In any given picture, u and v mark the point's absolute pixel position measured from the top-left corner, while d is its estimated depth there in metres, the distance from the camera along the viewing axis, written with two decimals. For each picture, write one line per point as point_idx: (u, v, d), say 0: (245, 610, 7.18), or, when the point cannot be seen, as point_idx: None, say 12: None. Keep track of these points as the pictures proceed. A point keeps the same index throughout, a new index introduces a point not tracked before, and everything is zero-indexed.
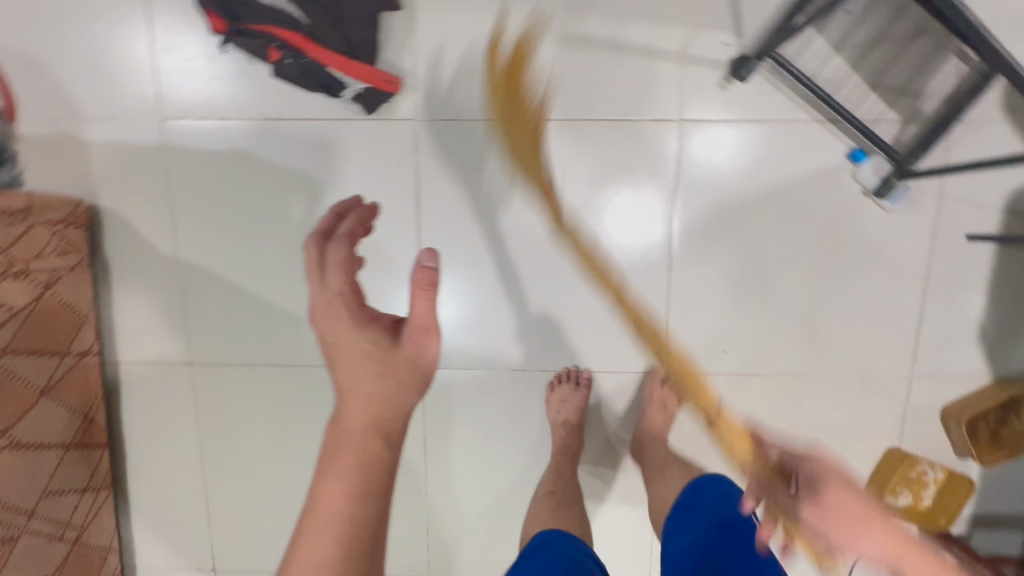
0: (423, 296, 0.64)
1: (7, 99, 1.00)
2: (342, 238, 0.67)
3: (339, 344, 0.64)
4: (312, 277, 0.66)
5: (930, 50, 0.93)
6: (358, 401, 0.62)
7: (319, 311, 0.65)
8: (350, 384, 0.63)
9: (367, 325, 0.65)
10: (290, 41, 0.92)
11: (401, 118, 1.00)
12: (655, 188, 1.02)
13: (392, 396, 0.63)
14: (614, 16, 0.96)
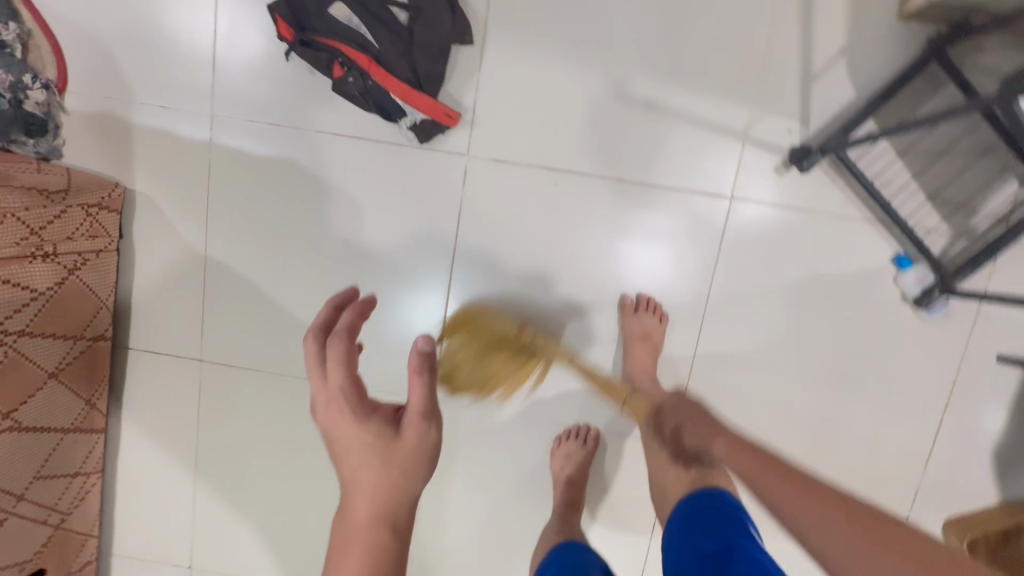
0: (421, 383, 0.59)
1: (61, 72, 0.99)
2: (342, 332, 0.60)
3: (341, 443, 0.59)
4: (311, 375, 0.59)
5: (994, 171, 0.93)
6: (361, 494, 0.57)
7: (319, 410, 0.59)
8: (353, 477, 0.58)
9: (368, 416, 0.59)
10: (356, 61, 0.91)
11: (453, 152, 0.99)
12: (671, 246, 1.00)
13: (396, 483, 0.58)
14: (682, 85, 0.95)
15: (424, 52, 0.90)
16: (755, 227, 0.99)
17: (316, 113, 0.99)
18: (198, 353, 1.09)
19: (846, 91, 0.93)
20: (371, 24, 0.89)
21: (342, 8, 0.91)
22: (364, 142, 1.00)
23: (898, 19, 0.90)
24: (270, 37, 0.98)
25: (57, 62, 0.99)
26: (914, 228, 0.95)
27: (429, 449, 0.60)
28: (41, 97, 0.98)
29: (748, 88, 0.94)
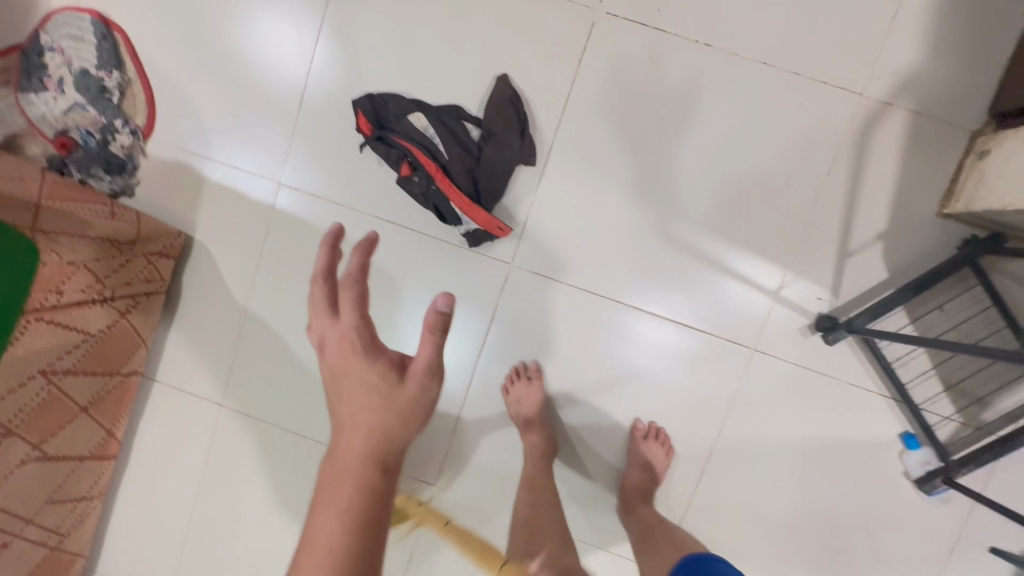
0: (432, 341, 0.56)
1: (149, 120, 1.06)
2: (351, 272, 0.56)
3: (346, 381, 0.55)
4: (318, 315, 0.56)
5: (1011, 373, 0.95)
6: (357, 434, 0.53)
7: (326, 343, 0.54)
8: (351, 419, 0.54)
9: (375, 357, 0.55)
10: (424, 166, 0.97)
11: (497, 258, 1.04)
12: (665, 332, 1.03)
13: (390, 431, 0.54)
14: (725, 237, 1.00)
15: (489, 171, 0.97)
16: (773, 382, 1.02)
17: (378, 199, 1.05)
18: (221, 398, 1.13)
19: (879, 272, 0.97)
20: (445, 136, 0.98)
21: (420, 116, 0.99)
22: (417, 235, 1.05)
23: (937, 216, 0.95)
24: (348, 123, 1.04)
25: (148, 111, 1.05)
26: (926, 412, 0.98)
27: (428, 401, 0.56)
28: (127, 140, 1.06)
29: (787, 252, 0.99)
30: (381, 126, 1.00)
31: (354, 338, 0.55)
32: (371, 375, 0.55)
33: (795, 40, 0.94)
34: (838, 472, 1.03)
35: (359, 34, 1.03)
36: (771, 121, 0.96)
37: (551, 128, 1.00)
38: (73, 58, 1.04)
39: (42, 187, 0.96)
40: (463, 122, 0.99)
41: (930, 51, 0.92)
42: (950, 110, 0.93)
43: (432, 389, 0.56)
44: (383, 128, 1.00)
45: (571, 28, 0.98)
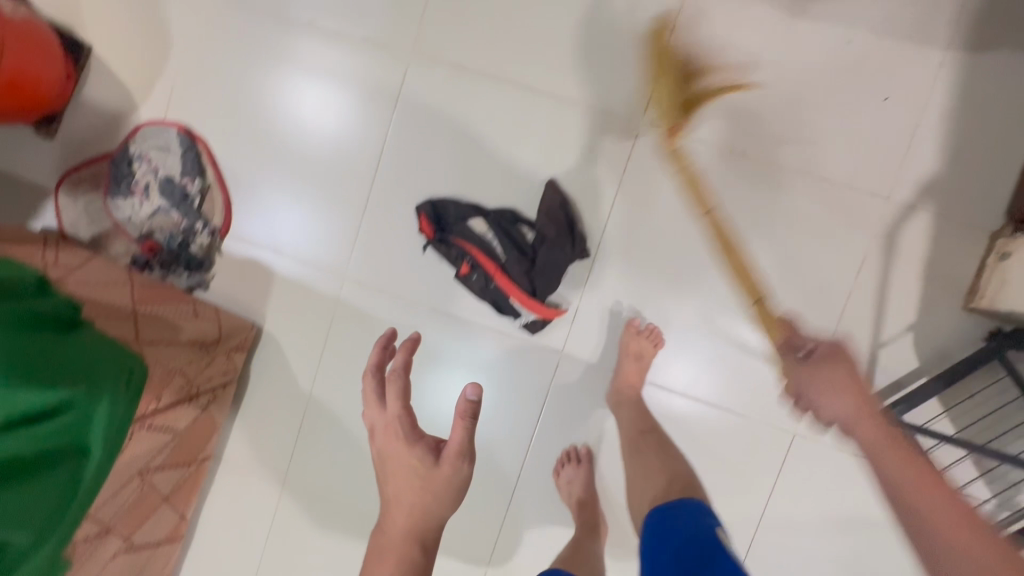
0: (462, 427, 0.72)
1: (225, 221, 1.15)
2: (396, 375, 0.73)
3: (393, 463, 0.73)
4: (371, 405, 0.74)
5: None
6: (400, 512, 0.72)
7: (376, 431, 0.74)
8: (396, 498, 0.72)
9: (415, 444, 0.73)
10: (482, 267, 1.05)
11: (548, 347, 1.12)
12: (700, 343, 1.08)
13: (428, 507, 0.72)
14: (763, 329, 1.06)
15: (544, 271, 1.04)
16: (814, 465, 1.07)
17: (436, 292, 1.13)
18: (283, 479, 1.19)
19: (910, 361, 1.03)
20: (503, 239, 1.06)
21: (481, 222, 1.08)
22: (472, 325, 1.13)
23: (963, 310, 1.01)
24: (408, 223, 1.13)
25: (226, 213, 1.15)
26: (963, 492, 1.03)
27: (460, 481, 0.73)
28: (205, 240, 1.15)
29: (822, 342, 1.05)
30: (443, 228, 1.09)
31: (398, 427, 0.73)
32: (413, 458, 0.73)
33: (824, 147, 1.03)
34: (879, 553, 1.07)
35: (419, 143, 1.12)
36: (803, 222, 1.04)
37: (598, 227, 1.08)
38: (158, 166, 1.14)
39: (133, 290, 1.04)
40: (520, 225, 1.08)
41: (951, 158, 1.00)
42: (972, 212, 1.00)
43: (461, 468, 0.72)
44: (445, 230, 1.09)
45: (616, 137, 1.07)
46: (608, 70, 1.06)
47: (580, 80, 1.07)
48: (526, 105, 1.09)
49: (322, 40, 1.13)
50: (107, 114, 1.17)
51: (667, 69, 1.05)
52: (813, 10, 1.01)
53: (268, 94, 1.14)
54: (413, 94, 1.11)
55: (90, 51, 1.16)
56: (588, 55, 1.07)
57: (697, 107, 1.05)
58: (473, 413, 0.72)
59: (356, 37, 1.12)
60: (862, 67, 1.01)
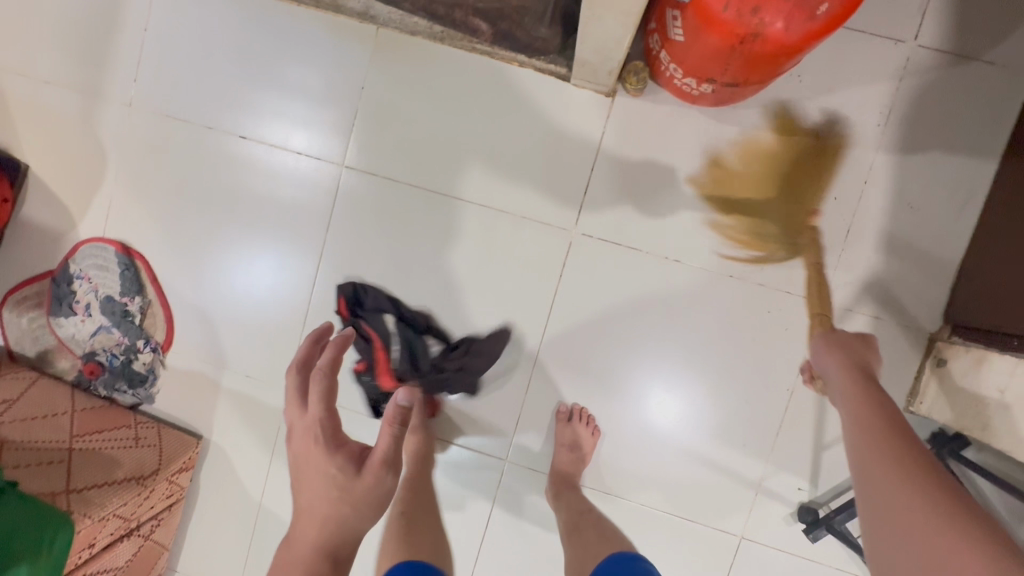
0: (389, 433, 0.82)
1: (168, 336, 1.14)
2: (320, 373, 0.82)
3: (310, 465, 0.79)
4: (292, 406, 0.82)
5: None
6: (313, 522, 0.76)
7: (296, 434, 0.81)
8: (309, 507, 0.77)
9: (335, 451, 0.80)
10: (377, 369, 1.09)
11: (494, 453, 1.12)
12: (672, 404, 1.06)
13: (345, 521, 0.76)
14: (706, 432, 1.06)
15: (444, 379, 1.08)
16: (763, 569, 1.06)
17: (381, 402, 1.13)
18: None
19: None
20: (406, 346, 1.09)
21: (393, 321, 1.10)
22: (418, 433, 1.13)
23: (905, 412, 1.00)
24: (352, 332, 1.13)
25: (167, 329, 1.14)
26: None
27: (380, 491, 0.79)
28: (148, 357, 1.15)
29: (765, 446, 1.05)
30: (358, 310, 1.10)
31: (316, 433, 0.80)
32: (332, 465, 0.79)
33: (758, 252, 1.02)
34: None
35: (357, 254, 1.12)
36: (741, 326, 1.04)
37: (538, 335, 1.08)
38: (99, 285, 1.14)
39: (73, 419, 1.04)
40: (428, 334, 1.11)
41: (886, 261, 0.99)
42: (912, 315, 0.99)
43: (379, 476, 0.79)
44: (360, 311, 1.10)
45: (552, 245, 1.07)
46: (541, 179, 1.06)
47: (513, 190, 1.07)
48: (462, 215, 1.08)
49: (257, 152, 1.12)
50: (49, 232, 1.17)
51: (599, 177, 1.05)
52: (741, 117, 1.00)
53: (207, 208, 1.14)
54: (349, 205, 1.11)
55: (27, 168, 1.16)
56: (520, 165, 1.06)
57: (630, 214, 1.05)
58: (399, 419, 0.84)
59: (291, 148, 1.12)
60: (793, 173, 1.00)
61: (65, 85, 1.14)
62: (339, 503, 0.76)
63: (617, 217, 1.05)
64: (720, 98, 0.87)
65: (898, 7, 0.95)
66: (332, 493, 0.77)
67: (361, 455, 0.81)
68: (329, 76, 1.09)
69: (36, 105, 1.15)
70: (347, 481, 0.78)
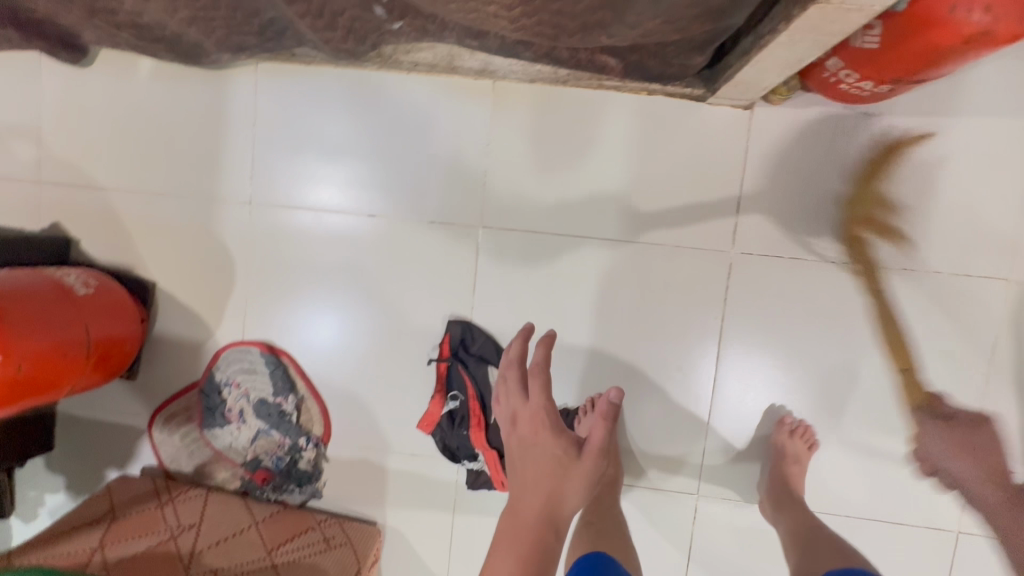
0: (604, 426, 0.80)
1: (327, 429, 1.12)
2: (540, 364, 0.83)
3: (534, 449, 0.77)
4: (514, 395, 0.81)
5: None
6: (533, 493, 0.75)
7: (522, 420, 0.79)
8: (529, 478, 0.76)
9: (561, 434, 0.78)
10: (495, 457, 1.04)
11: (683, 491, 1.08)
12: (859, 405, 1.03)
13: (563, 494, 0.75)
14: (901, 431, 1.03)
15: None
16: (984, 560, 1.03)
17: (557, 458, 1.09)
18: None
19: None
20: None
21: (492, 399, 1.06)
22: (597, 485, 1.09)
23: None
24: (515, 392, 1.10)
25: (324, 422, 1.12)
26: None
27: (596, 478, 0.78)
28: (311, 453, 1.13)
29: (969, 435, 1.01)
30: (461, 353, 1.06)
31: (544, 419, 0.79)
32: (556, 447, 0.78)
33: (927, 239, 0.99)
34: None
35: (508, 312, 1.08)
36: (923, 317, 1.00)
37: (711, 362, 1.05)
38: (249, 390, 1.12)
39: (261, 531, 1.02)
40: None
41: None
42: None
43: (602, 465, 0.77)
44: (464, 354, 1.06)
45: (708, 268, 1.04)
46: (688, 205, 1.03)
47: (661, 221, 1.04)
48: (611, 254, 1.05)
49: (387, 228, 1.10)
50: (187, 345, 1.15)
51: (748, 191, 1.02)
52: (887, 107, 0.97)
53: (348, 296, 1.11)
54: (491, 264, 1.08)
55: (155, 286, 1.14)
56: (662, 192, 1.04)
57: (786, 224, 1.02)
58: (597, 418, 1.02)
59: (420, 217, 1.09)
60: (950, 156, 0.97)
61: (179, 195, 1.12)
62: (562, 488, 0.75)
63: (774, 229, 1.02)
64: (880, 96, 0.86)
65: None
66: (557, 475, 0.76)
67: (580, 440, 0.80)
68: (450, 138, 1.07)
69: (152, 220, 1.13)
70: (572, 467, 0.76)
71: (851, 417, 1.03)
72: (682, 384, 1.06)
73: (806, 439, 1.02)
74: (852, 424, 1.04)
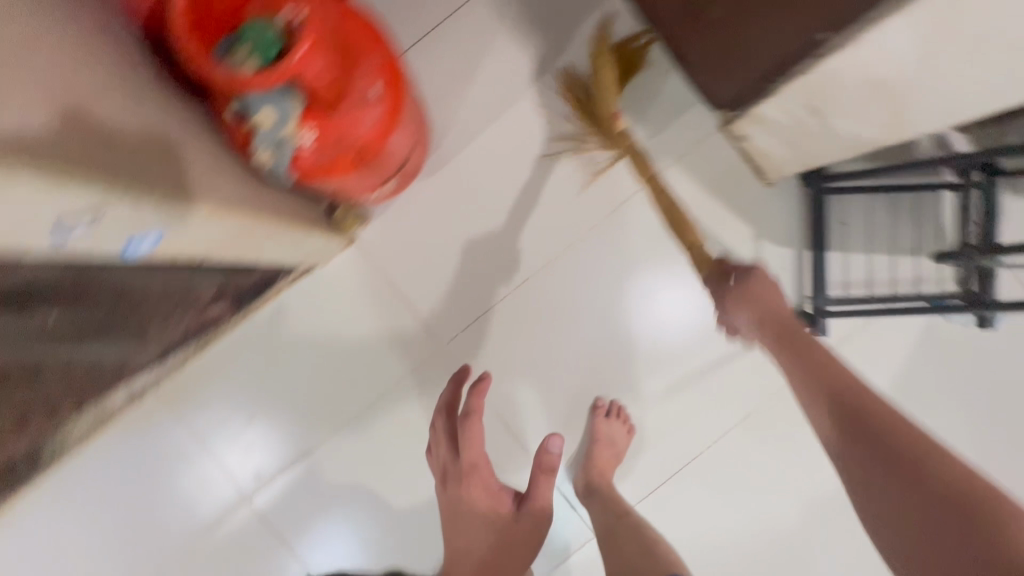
0: (549, 480, 0.98)
1: None
2: (469, 421, 0.97)
3: (468, 500, 0.97)
4: (443, 445, 1.00)
5: (937, 203, 1.01)
6: (469, 544, 0.95)
7: (452, 477, 0.98)
8: (469, 532, 0.95)
9: (497, 491, 0.98)
10: None
11: (584, 543, 1.07)
12: (636, 360, 1.06)
13: (499, 544, 0.95)
14: (680, 351, 1.06)
15: None
16: None
17: None
18: None
19: (783, 253, 1.05)
20: None
21: None
22: None
23: (766, 186, 1.05)
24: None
25: None
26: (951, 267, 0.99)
27: (536, 536, 0.96)
28: None
29: None
30: None
31: (474, 470, 0.98)
32: (490, 497, 0.98)
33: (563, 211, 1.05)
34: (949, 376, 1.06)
35: (331, 539, 1.07)
36: (616, 263, 1.05)
37: (507, 433, 1.06)
38: None
39: None
40: None
41: (632, 119, 1.05)
42: (689, 133, 1.05)
43: (538, 526, 0.96)
44: None
45: (440, 369, 1.06)
46: (381, 341, 1.06)
47: (375, 370, 1.06)
48: (363, 427, 1.07)
49: (182, 562, 1.06)
50: None
51: (411, 292, 1.05)
52: (442, 154, 1.04)
53: None
54: (286, 517, 1.06)
55: None
56: (360, 350, 1.06)
57: (459, 290, 1.05)
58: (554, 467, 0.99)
59: (200, 531, 1.06)
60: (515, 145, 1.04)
61: None
62: (500, 538, 0.95)
63: (457, 301, 1.05)
64: (404, 181, 0.91)
65: None
66: (494, 525, 0.96)
67: (521, 496, 0.99)
68: (163, 457, 1.06)
69: None
70: (511, 525, 0.96)
71: (639, 374, 1.06)
72: (505, 468, 1.06)
73: (623, 418, 1.04)
74: (646, 376, 1.06)
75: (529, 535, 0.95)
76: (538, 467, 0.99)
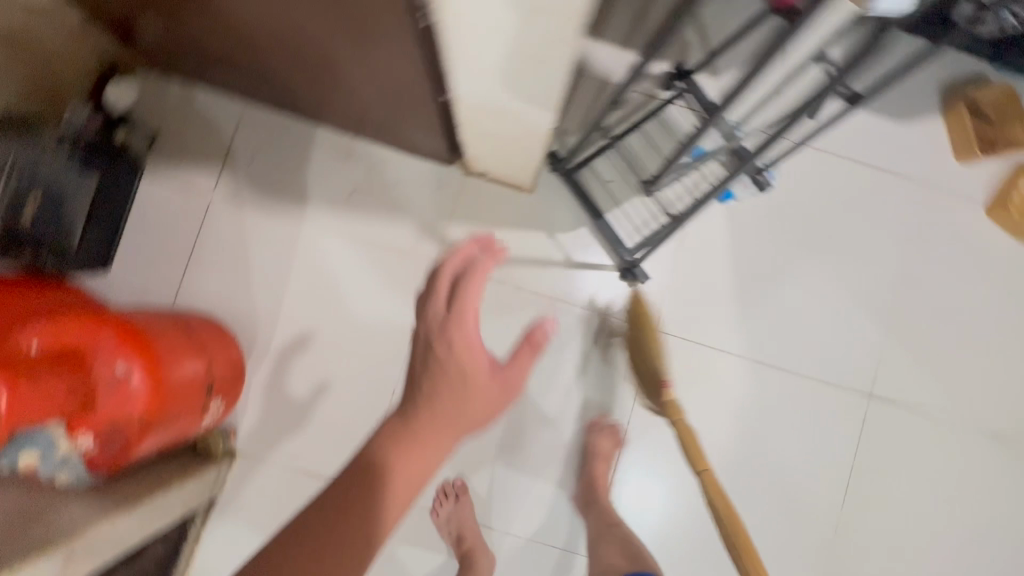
0: (530, 358, 0.71)
1: None
2: (473, 274, 0.67)
3: (456, 337, 0.65)
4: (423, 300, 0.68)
5: (659, 123, 1.12)
6: (342, 517, 0.58)
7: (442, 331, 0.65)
8: (399, 433, 0.62)
9: (477, 360, 0.65)
10: None
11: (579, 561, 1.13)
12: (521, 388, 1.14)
13: (389, 496, 0.59)
14: (550, 359, 1.14)
15: None
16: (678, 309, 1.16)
17: None
18: None
19: (575, 232, 1.14)
20: None
21: None
22: None
23: (529, 192, 1.14)
24: None
25: None
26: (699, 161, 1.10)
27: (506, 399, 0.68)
28: None
29: (569, 308, 1.15)
30: None
31: (468, 325, 0.65)
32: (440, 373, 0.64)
33: (388, 315, 1.13)
34: (767, 249, 1.17)
35: None
36: None
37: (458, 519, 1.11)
38: None
39: None
40: None
41: (392, 209, 1.14)
42: (442, 190, 1.14)
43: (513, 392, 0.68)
44: None
45: None
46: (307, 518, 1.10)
47: None
48: None
49: None
50: None
51: (306, 460, 1.10)
52: (259, 337, 1.11)
53: None
54: None
55: None
56: None
57: (343, 433, 1.11)
58: (539, 348, 0.73)
59: None
60: (314, 290, 1.13)
61: None
62: (392, 492, 0.60)
63: (352, 449, 1.11)
64: (230, 402, 0.99)
65: (175, 205, 1.12)
66: (409, 443, 0.61)
67: (499, 363, 0.69)
68: None
69: None
70: (448, 411, 0.63)
71: (530, 397, 1.14)
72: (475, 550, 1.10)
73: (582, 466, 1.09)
74: (538, 395, 1.14)
75: (499, 395, 0.66)
76: (524, 339, 0.72)
